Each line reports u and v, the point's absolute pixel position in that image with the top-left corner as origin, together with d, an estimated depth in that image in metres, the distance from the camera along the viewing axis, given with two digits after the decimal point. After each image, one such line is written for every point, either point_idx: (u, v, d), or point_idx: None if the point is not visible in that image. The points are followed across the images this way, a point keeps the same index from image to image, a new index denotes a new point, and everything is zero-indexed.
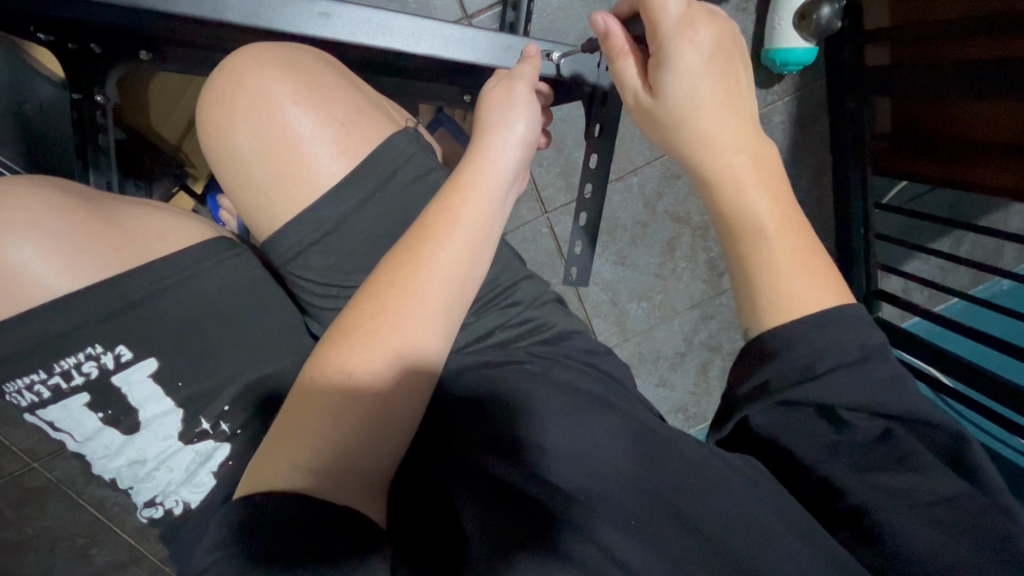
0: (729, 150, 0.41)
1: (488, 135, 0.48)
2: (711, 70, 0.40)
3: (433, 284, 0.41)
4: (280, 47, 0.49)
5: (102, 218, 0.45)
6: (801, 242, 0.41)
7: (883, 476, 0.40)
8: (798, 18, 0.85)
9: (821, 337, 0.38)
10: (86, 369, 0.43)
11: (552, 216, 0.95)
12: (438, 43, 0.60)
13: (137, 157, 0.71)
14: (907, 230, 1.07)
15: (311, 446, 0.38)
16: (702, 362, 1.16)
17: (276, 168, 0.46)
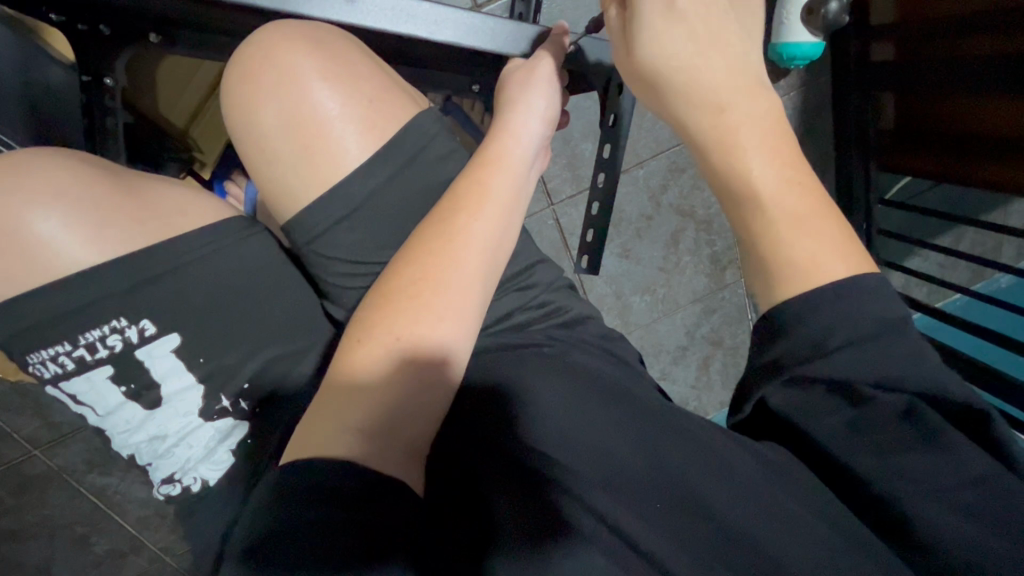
0: (726, 111, 0.43)
1: (509, 112, 0.51)
2: (705, 37, 0.44)
3: (469, 249, 0.45)
4: (306, 25, 0.49)
5: (125, 191, 0.45)
6: (808, 205, 0.42)
7: (908, 459, 0.39)
8: (805, 13, 0.86)
9: (831, 310, 0.39)
10: (110, 343, 0.44)
11: (559, 207, 0.95)
12: (459, 29, 0.60)
13: (144, 140, 0.71)
14: (909, 226, 1.08)
15: (359, 406, 0.40)
16: (703, 356, 1.17)
17: (303, 144, 0.47)
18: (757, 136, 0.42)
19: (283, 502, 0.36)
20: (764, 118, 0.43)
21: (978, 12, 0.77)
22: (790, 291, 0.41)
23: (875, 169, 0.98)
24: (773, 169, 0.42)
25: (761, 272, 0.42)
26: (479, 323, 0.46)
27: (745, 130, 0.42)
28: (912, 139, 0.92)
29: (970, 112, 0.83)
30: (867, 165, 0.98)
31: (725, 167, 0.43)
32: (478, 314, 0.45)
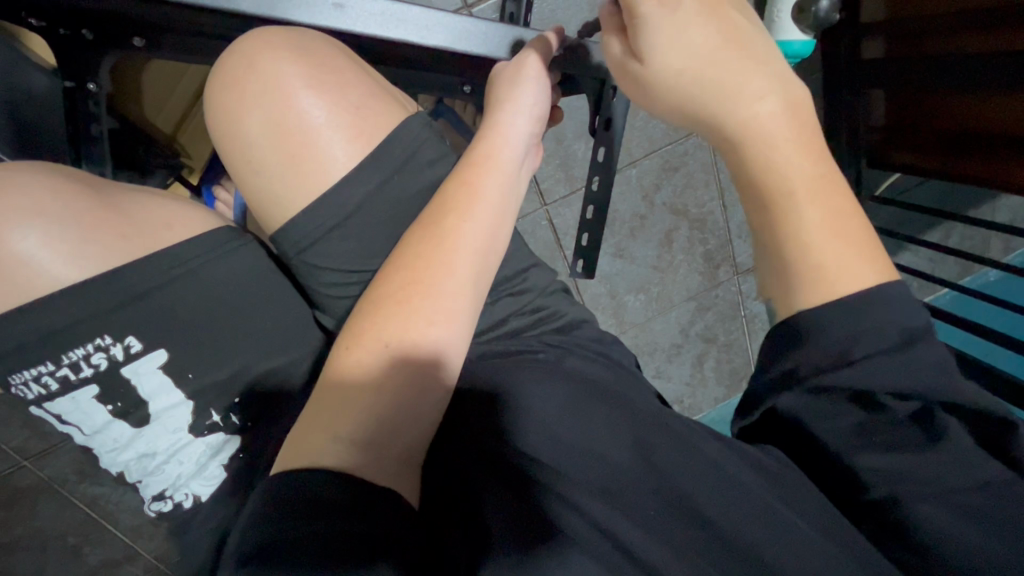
0: (754, 95, 0.39)
1: (499, 110, 0.51)
2: (709, 16, 0.40)
3: (460, 254, 0.44)
4: (292, 32, 0.48)
5: (107, 205, 0.44)
6: (834, 204, 0.40)
7: (910, 462, 0.40)
8: (795, 11, 0.85)
9: (857, 320, 0.37)
10: (95, 361, 0.43)
11: (551, 208, 0.95)
12: (449, 33, 0.59)
13: (130, 147, 0.69)
14: (897, 222, 1.09)
15: (351, 417, 0.40)
16: (698, 354, 1.18)
17: (288, 153, 0.46)
18: (787, 122, 0.39)
19: (298, 521, 0.34)
20: (796, 104, 0.40)
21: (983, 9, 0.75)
22: (814, 293, 0.39)
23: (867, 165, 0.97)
24: (802, 161, 0.39)
25: (783, 275, 0.40)
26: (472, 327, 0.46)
27: (775, 115, 0.39)
28: (902, 137, 0.92)
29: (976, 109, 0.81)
30: (858, 162, 0.98)
31: (749, 153, 0.40)
32: (471, 319, 0.45)
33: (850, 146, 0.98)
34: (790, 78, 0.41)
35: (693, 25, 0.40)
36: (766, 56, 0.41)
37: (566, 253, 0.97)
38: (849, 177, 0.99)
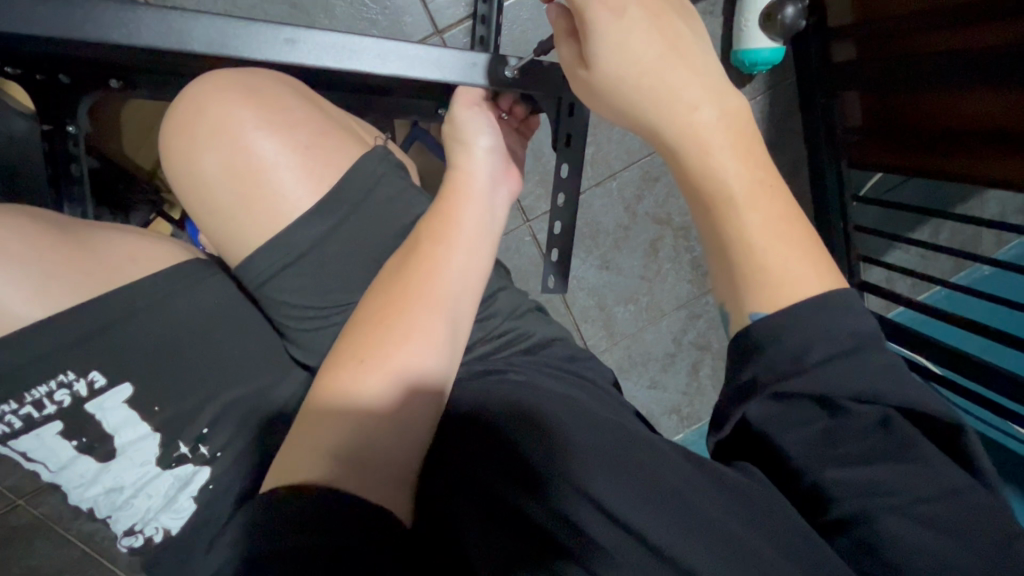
0: (691, 109, 0.40)
1: (462, 151, 0.55)
2: (654, 29, 0.41)
3: (449, 280, 0.47)
4: (239, 73, 0.49)
5: (71, 242, 0.46)
6: (775, 207, 0.41)
7: (877, 473, 0.39)
8: (762, 18, 0.86)
9: (816, 325, 0.38)
10: (59, 398, 0.44)
11: (533, 224, 0.96)
12: (403, 61, 0.56)
13: (110, 186, 0.71)
14: (883, 221, 1.09)
15: (344, 437, 0.41)
16: (692, 361, 1.17)
17: (244, 192, 0.47)
18: (725, 130, 0.41)
19: (298, 532, 0.34)
20: (733, 112, 0.41)
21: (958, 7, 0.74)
22: (758, 298, 0.40)
23: (846, 166, 0.98)
24: (742, 170, 0.41)
25: (730, 282, 0.42)
26: (456, 348, 0.47)
27: (711, 125, 0.40)
28: (892, 138, 0.89)
29: (957, 108, 0.78)
30: (839, 163, 0.98)
31: (687, 165, 0.41)
32: (455, 340, 0.47)
33: (830, 148, 0.99)
34: (728, 87, 0.42)
35: (635, 43, 0.40)
36: (698, 61, 0.42)
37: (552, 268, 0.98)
38: (828, 182, 1.01)
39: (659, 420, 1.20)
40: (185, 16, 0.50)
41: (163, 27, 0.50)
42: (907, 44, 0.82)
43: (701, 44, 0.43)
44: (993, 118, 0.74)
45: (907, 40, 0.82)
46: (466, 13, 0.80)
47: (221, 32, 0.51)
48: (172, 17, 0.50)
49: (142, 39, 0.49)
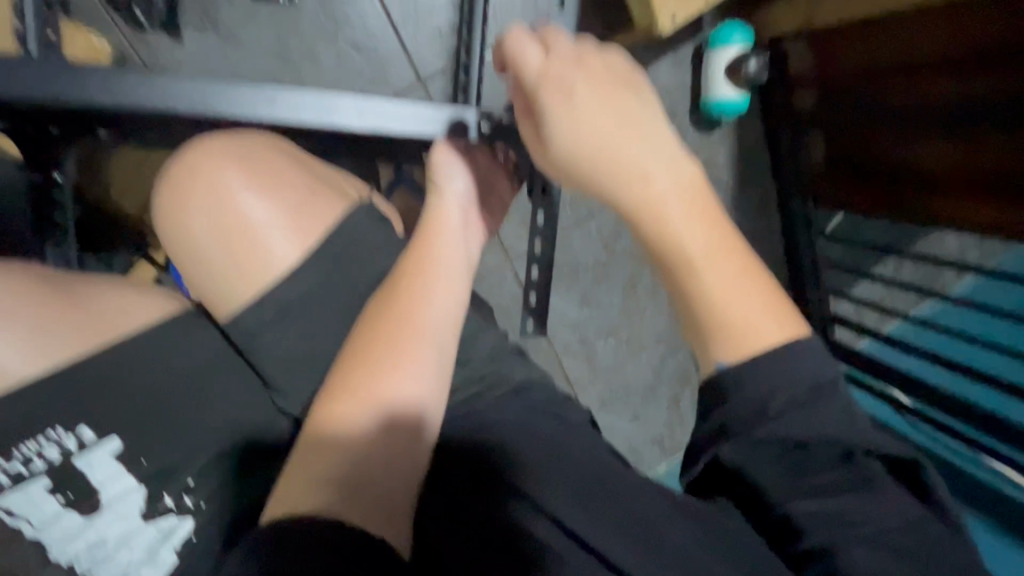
0: (647, 178, 0.42)
1: (438, 193, 0.55)
2: (607, 105, 0.42)
3: (433, 312, 0.50)
4: (231, 138, 0.52)
5: (69, 298, 0.48)
6: (734, 265, 0.43)
7: (838, 503, 0.41)
8: (728, 71, 0.92)
9: (771, 377, 0.41)
10: (48, 455, 0.44)
11: (515, 262, 0.98)
12: (381, 117, 0.59)
13: (96, 231, 0.74)
14: (853, 257, 1.11)
15: (329, 460, 0.42)
16: (673, 393, 1.19)
17: (232, 253, 0.50)
18: (680, 197, 0.42)
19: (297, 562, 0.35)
20: (687, 178, 0.43)
21: (897, 65, 0.80)
22: (726, 351, 0.43)
23: (811, 204, 1.03)
24: (698, 234, 0.42)
25: (696, 333, 0.44)
26: (444, 388, 0.49)
27: (664, 193, 0.42)
28: (864, 181, 0.91)
29: (907, 153, 0.83)
30: (806, 202, 1.03)
31: (643, 229, 0.43)
32: (437, 383, 0.48)
33: (796, 187, 1.03)
34: (682, 155, 0.44)
35: (593, 118, 0.42)
36: (651, 128, 0.43)
37: None
38: (797, 221, 1.05)
39: (642, 452, 1.21)
40: (176, 81, 0.53)
41: (154, 91, 0.53)
42: (876, 94, 0.85)
43: (649, 109, 0.44)
44: (949, 164, 0.78)
45: (875, 90, 0.84)
46: (447, 61, 0.83)
47: (209, 94, 0.54)
48: (162, 80, 0.53)
49: (135, 103, 0.52)
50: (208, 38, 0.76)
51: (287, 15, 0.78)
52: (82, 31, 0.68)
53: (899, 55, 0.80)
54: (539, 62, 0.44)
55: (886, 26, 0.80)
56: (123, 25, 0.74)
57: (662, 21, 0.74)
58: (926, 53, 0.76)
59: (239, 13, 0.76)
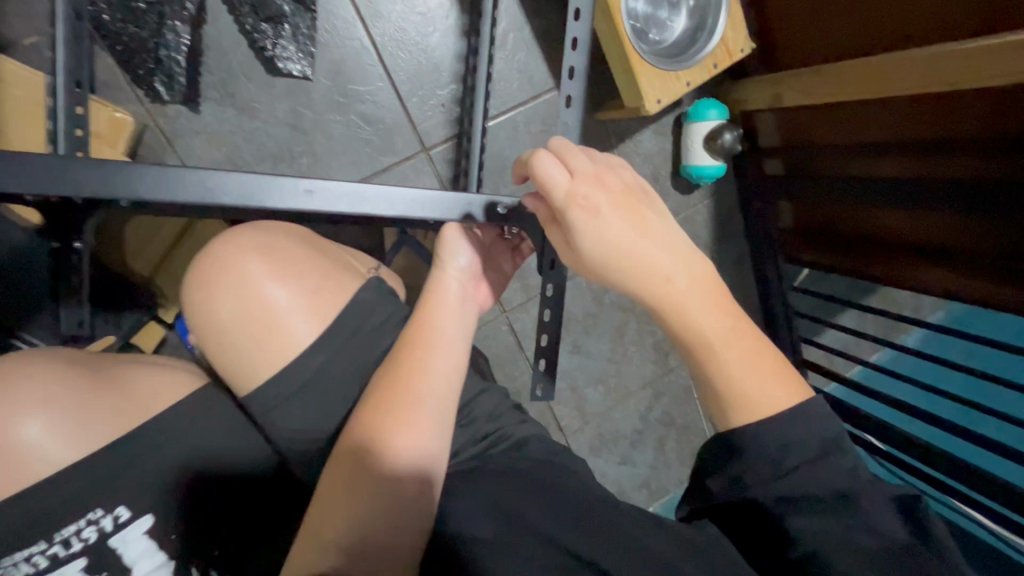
0: (667, 276, 0.46)
1: (439, 265, 0.62)
2: (625, 215, 0.47)
3: (431, 382, 0.54)
4: (256, 232, 0.57)
5: (105, 385, 0.53)
6: (744, 342, 0.46)
7: (837, 526, 0.41)
8: (705, 141, 1.00)
9: (782, 441, 0.43)
10: (86, 535, 0.49)
11: (510, 314, 1.03)
12: (413, 206, 0.57)
13: (108, 291, 0.78)
14: (818, 308, 1.19)
15: (337, 527, 0.49)
16: (658, 437, 1.23)
17: (256, 337, 0.53)
18: (697, 289, 0.46)
19: None
20: (700, 273, 0.47)
21: (853, 144, 0.88)
22: (740, 416, 0.45)
23: (784, 262, 1.11)
24: (714, 319, 0.46)
25: (714, 400, 0.47)
26: (445, 447, 0.54)
27: (683, 286, 0.46)
28: (835, 245, 0.98)
29: (864, 221, 0.91)
30: (778, 259, 1.11)
31: (664, 314, 0.46)
32: (439, 449, 0.53)
33: (770, 248, 1.11)
34: (693, 253, 0.48)
35: (616, 227, 0.46)
36: (664, 232, 0.47)
37: (528, 355, 1.05)
38: (772, 277, 1.13)
39: (630, 496, 1.23)
40: (221, 175, 0.49)
41: (198, 184, 0.48)
42: (837, 168, 0.92)
43: (661, 217, 0.48)
44: (909, 233, 0.84)
45: (835, 164, 0.92)
46: (451, 133, 0.90)
47: (250, 187, 0.49)
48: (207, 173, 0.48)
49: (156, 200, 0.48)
50: (226, 110, 0.81)
51: (301, 88, 0.83)
52: (109, 108, 0.74)
53: (857, 135, 0.87)
54: (566, 182, 0.47)
55: (842, 109, 0.88)
56: (145, 99, 0.78)
57: (647, 104, 0.82)
58: (879, 134, 0.84)
59: (255, 86, 0.81)
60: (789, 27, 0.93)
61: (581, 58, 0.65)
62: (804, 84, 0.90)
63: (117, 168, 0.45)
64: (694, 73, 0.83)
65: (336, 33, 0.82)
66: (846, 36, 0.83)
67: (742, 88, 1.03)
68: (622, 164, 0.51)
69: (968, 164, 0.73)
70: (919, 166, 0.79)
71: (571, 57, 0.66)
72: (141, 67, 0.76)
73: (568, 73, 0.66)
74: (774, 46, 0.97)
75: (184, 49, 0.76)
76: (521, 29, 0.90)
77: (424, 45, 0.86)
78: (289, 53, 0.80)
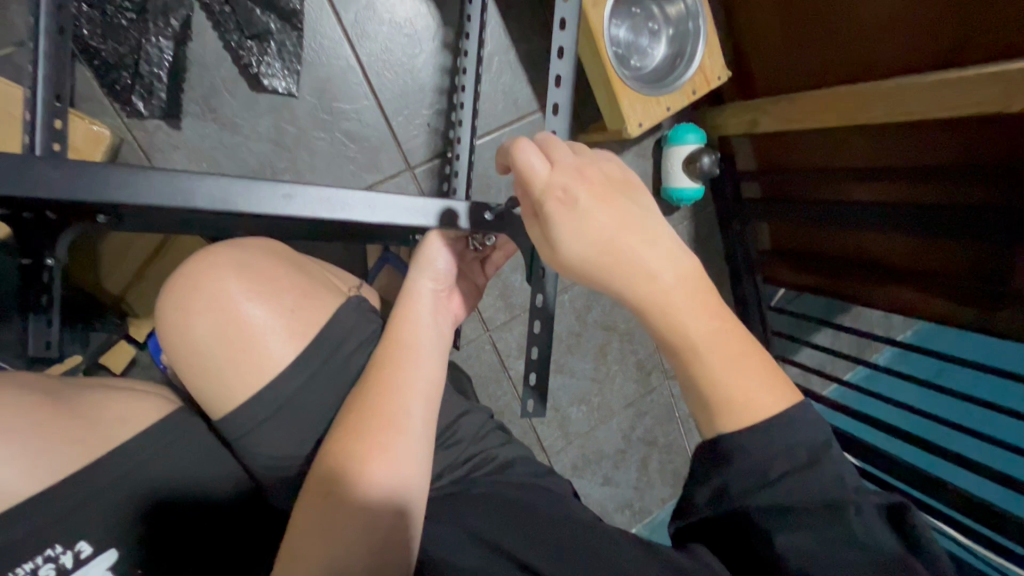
0: (653, 275, 0.44)
1: (416, 278, 0.61)
2: (610, 212, 0.45)
3: (412, 400, 0.54)
4: (236, 250, 0.56)
5: (69, 410, 0.51)
6: (731, 344, 0.45)
7: (819, 541, 0.41)
8: (684, 164, 1.02)
9: (767, 448, 0.43)
10: (41, 574, 0.47)
11: (494, 333, 1.02)
12: (395, 212, 0.55)
13: (80, 310, 0.76)
14: (793, 327, 1.22)
15: (309, 564, 0.45)
16: (641, 457, 1.23)
17: (232, 357, 0.52)
18: (682, 290, 0.45)
19: None
20: (687, 272, 0.45)
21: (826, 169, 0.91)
22: (728, 422, 0.45)
23: (761, 282, 1.13)
24: (699, 321, 0.45)
25: (701, 407, 0.46)
26: (429, 464, 0.53)
27: (667, 286, 0.44)
28: (810, 265, 1.02)
29: (840, 243, 0.94)
30: (755, 279, 1.13)
31: (650, 318, 0.45)
32: (420, 470, 0.52)
33: (746, 267, 1.14)
34: (681, 250, 0.46)
35: (598, 222, 0.44)
36: (651, 228, 0.45)
37: (511, 374, 1.04)
38: (749, 296, 1.15)
39: (613, 517, 1.23)
40: (199, 179, 0.46)
41: (171, 186, 0.45)
42: (809, 191, 0.95)
43: (650, 212, 0.46)
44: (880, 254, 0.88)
45: (807, 187, 0.95)
46: (435, 151, 0.90)
47: (227, 190, 0.47)
48: (182, 177, 0.46)
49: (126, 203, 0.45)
50: (208, 125, 0.80)
51: (286, 105, 0.82)
52: (86, 121, 0.72)
53: (830, 159, 0.91)
54: (546, 174, 0.45)
55: (816, 135, 0.91)
56: (123, 112, 0.77)
57: (631, 128, 0.84)
58: (848, 161, 0.88)
59: (239, 102, 0.81)
60: (762, 58, 0.97)
61: (567, 66, 0.66)
62: (783, 111, 0.92)
63: (90, 178, 0.43)
64: (675, 98, 0.86)
65: (323, 52, 0.83)
66: (817, 63, 0.87)
67: (723, 114, 1.05)
68: (609, 158, 0.49)
69: (935, 191, 0.77)
70: (888, 191, 0.82)
71: (558, 64, 0.67)
72: (117, 81, 0.75)
73: (555, 81, 0.67)
74: (749, 75, 1.01)
75: (166, 65, 0.75)
76: (506, 52, 0.92)
77: (411, 66, 0.87)
78: (274, 70, 0.80)
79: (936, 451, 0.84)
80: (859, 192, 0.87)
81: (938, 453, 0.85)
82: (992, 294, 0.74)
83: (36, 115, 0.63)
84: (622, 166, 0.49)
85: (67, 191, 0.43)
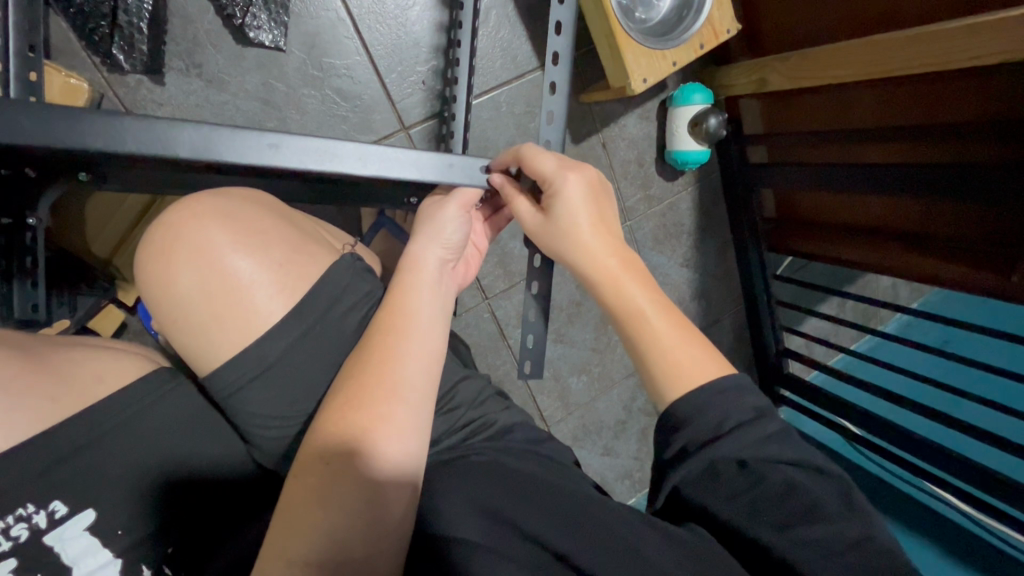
0: (603, 257, 0.54)
1: (417, 242, 0.59)
2: (596, 216, 0.55)
3: (409, 364, 0.52)
4: (220, 198, 0.53)
5: (42, 368, 0.49)
6: (673, 319, 0.52)
7: (783, 515, 0.43)
8: (690, 126, 0.98)
9: (723, 401, 0.46)
10: (15, 533, 0.45)
11: (493, 302, 1.00)
12: (388, 164, 0.53)
13: (64, 275, 0.74)
14: (798, 297, 1.20)
15: (305, 542, 0.43)
16: (642, 427, 1.22)
17: (216, 313, 0.50)
18: (626, 271, 0.53)
19: None
20: (630, 260, 0.54)
21: (837, 128, 0.87)
22: (675, 392, 0.48)
23: (766, 250, 1.10)
24: (646, 296, 0.52)
25: (649, 377, 0.50)
26: (428, 432, 0.51)
27: (614, 267, 0.53)
28: (817, 231, 0.99)
29: (850, 207, 0.90)
30: (760, 249, 1.10)
31: (604, 294, 0.53)
32: (420, 437, 0.50)
33: (750, 234, 1.10)
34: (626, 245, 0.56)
35: (589, 225, 0.55)
36: (611, 229, 0.56)
37: (510, 342, 1.03)
38: (753, 267, 1.12)
39: (613, 487, 1.23)
40: (175, 125, 0.44)
41: (142, 132, 0.44)
42: (821, 152, 0.91)
43: (614, 217, 0.57)
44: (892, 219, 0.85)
45: (819, 149, 0.91)
46: (431, 112, 0.86)
47: (202, 134, 0.45)
48: (153, 115, 0.44)
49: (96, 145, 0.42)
50: (192, 81, 0.77)
51: (274, 59, 0.79)
52: (62, 73, 0.69)
53: (844, 120, 0.87)
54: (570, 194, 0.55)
55: (828, 95, 0.88)
56: (102, 66, 0.74)
57: (635, 84, 0.80)
58: (863, 121, 0.84)
59: (224, 57, 0.77)
60: (771, 10, 0.93)
61: (567, 11, 0.63)
62: (791, 69, 0.88)
63: (54, 116, 0.41)
64: (682, 52, 0.81)
65: (311, 3, 0.78)
66: (828, 14, 0.83)
67: (731, 73, 1.00)
68: (599, 177, 0.58)
69: (951, 149, 0.74)
70: (905, 151, 0.78)
71: (557, 11, 0.64)
72: (95, 31, 0.71)
73: (555, 27, 0.64)
74: (758, 31, 0.97)
75: (145, 15, 0.71)
76: (504, 5, 0.88)
77: (404, 19, 0.83)
78: (260, 22, 0.76)
79: (945, 420, 0.82)
80: (876, 152, 0.83)
81: (943, 421, 0.84)
82: (1010, 257, 0.71)
83: (8, 66, 0.60)
84: (604, 180, 0.58)
85: (36, 133, 0.41)
